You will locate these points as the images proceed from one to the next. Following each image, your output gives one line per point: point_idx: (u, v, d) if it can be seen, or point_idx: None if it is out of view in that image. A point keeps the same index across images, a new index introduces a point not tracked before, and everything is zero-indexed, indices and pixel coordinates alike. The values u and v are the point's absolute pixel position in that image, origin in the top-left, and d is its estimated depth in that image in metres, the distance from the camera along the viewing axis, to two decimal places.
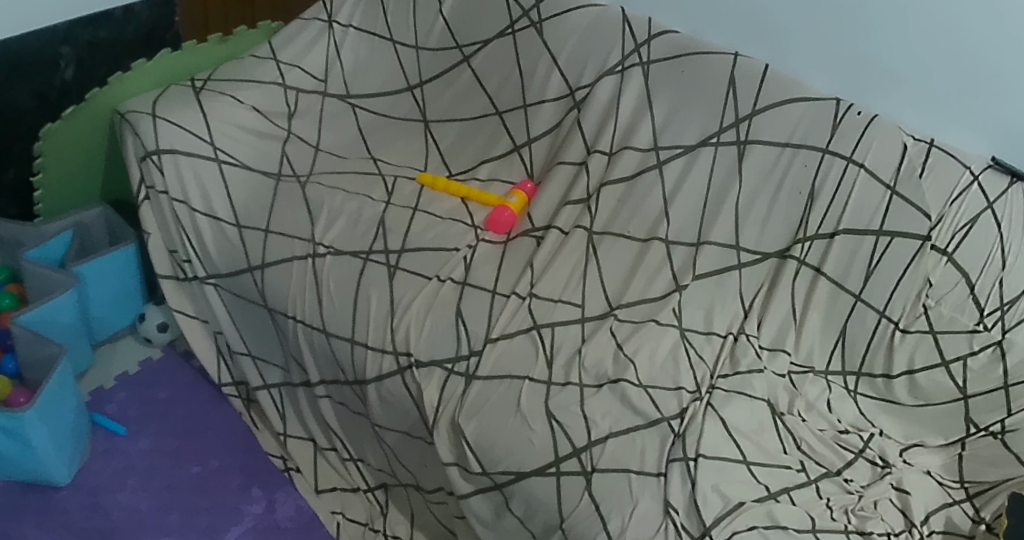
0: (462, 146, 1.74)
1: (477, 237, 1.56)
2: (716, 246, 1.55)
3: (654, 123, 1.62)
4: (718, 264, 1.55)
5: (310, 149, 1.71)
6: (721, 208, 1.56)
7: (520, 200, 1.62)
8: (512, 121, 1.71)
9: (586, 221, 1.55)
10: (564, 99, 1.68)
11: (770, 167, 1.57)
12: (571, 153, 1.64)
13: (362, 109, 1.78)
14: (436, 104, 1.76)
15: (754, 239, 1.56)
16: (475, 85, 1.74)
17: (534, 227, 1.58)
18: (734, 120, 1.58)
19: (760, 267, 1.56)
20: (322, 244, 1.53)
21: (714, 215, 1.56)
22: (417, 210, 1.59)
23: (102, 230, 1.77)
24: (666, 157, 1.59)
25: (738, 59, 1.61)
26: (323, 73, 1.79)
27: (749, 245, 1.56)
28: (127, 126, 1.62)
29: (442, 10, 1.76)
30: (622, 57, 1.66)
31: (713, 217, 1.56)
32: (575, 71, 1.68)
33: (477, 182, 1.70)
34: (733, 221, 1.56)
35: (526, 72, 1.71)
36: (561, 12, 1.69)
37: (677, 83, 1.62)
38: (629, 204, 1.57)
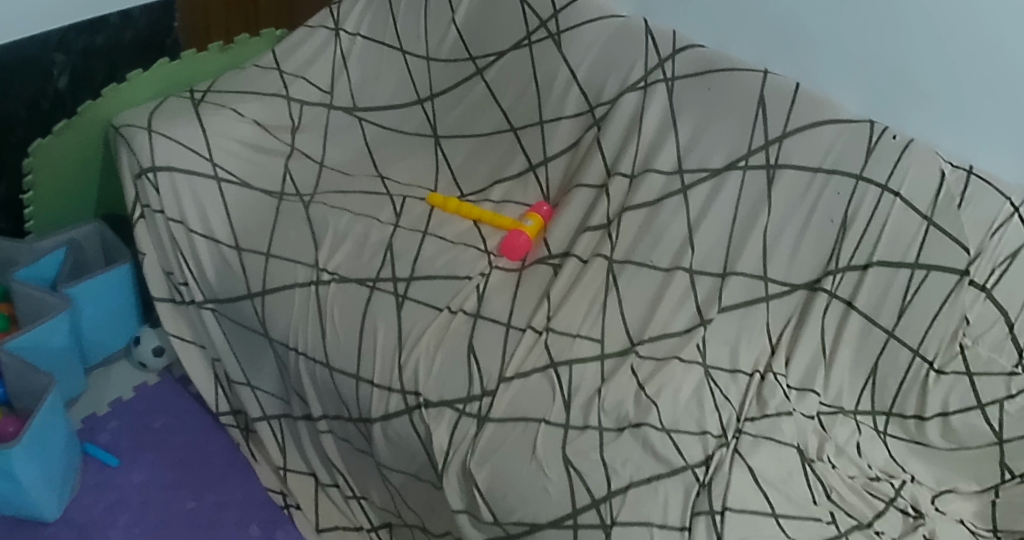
0: (474, 164, 1.64)
1: (491, 264, 1.47)
2: (743, 278, 1.46)
3: (679, 145, 1.52)
4: (745, 296, 1.46)
5: (314, 165, 1.62)
6: (749, 237, 1.47)
7: (536, 224, 1.53)
8: (527, 138, 1.61)
9: (606, 249, 1.46)
10: (582, 116, 1.59)
11: (802, 194, 1.48)
12: (589, 174, 1.54)
13: (370, 123, 1.69)
14: (448, 118, 1.67)
15: (783, 270, 1.47)
16: (489, 99, 1.65)
17: (551, 254, 1.49)
18: (764, 142, 1.49)
19: (789, 299, 1.47)
20: (326, 270, 1.44)
21: (742, 245, 1.47)
22: (427, 234, 1.50)
23: (97, 247, 1.69)
24: (691, 181, 1.50)
25: (768, 76, 1.52)
26: (329, 84, 1.70)
27: (778, 276, 1.47)
28: (122, 141, 1.54)
29: (455, 19, 1.67)
30: (645, 73, 1.57)
31: (740, 247, 1.47)
32: (595, 86, 1.59)
33: (489, 203, 1.60)
34: (761, 251, 1.47)
35: (543, 87, 1.61)
36: (580, 22, 1.60)
37: (704, 101, 1.53)
38: (652, 231, 1.47)
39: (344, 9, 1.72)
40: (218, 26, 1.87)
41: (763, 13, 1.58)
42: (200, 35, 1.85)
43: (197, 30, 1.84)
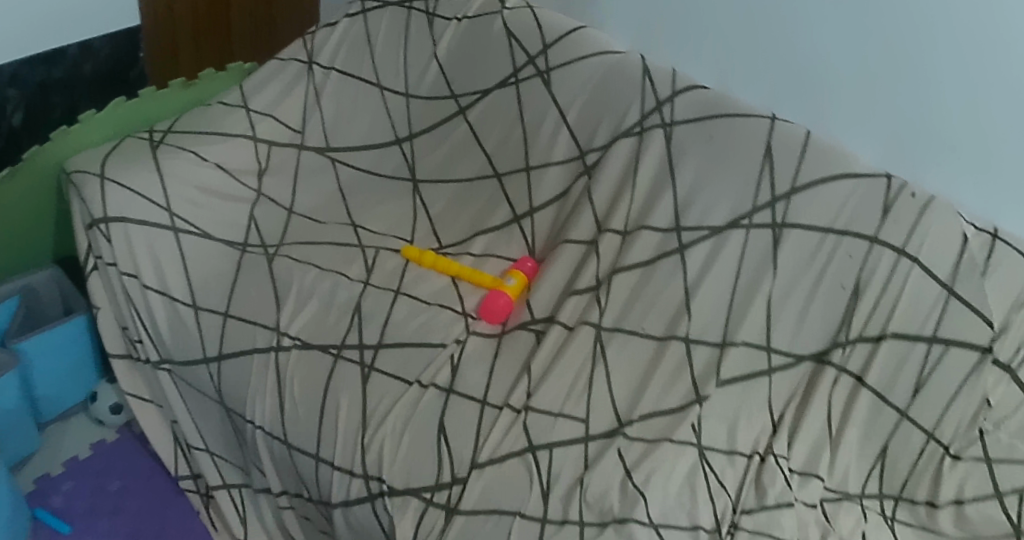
0: (455, 212, 1.52)
1: (467, 329, 1.34)
2: (743, 348, 1.34)
3: (676, 198, 1.38)
4: (746, 367, 1.34)
5: (282, 212, 1.51)
6: (752, 303, 1.34)
7: (518, 282, 1.39)
8: (512, 185, 1.48)
9: (593, 315, 1.32)
10: (573, 162, 1.46)
11: (810, 256, 1.34)
12: (579, 229, 1.40)
13: (344, 164, 1.57)
14: (427, 161, 1.55)
15: (787, 339, 1.35)
16: (472, 141, 1.52)
17: (534, 319, 1.35)
18: (770, 198, 1.35)
19: (793, 371, 1.35)
20: (287, 334, 1.32)
21: (743, 311, 1.34)
22: (399, 293, 1.38)
23: (54, 296, 1.58)
24: (690, 240, 1.36)
25: (775, 122, 1.39)
26: (301, 123, 1.59)
27: (781, 346, 1.35)
28: (72, 189, 1.42)
29: (437, 53, 1.55)
30: (641, 117, 1.43)
31: (742, 314, 1.34)
32: (587, 130, 1.46)
33: (470, 257, 1.46)
34: (765, 319, 1.34)
35: (530, 129, 1.49)
36: (572, 60, 1.48)
37: (705, 150, 1.39)
38: (645, 295, 1.34)
39: (318, 41, 1.60)
40: (189, 56, 1.71)
41: (774, 51, 1.44)
42: (168, 64, 1.69)
43: (165, 58, 1.68)
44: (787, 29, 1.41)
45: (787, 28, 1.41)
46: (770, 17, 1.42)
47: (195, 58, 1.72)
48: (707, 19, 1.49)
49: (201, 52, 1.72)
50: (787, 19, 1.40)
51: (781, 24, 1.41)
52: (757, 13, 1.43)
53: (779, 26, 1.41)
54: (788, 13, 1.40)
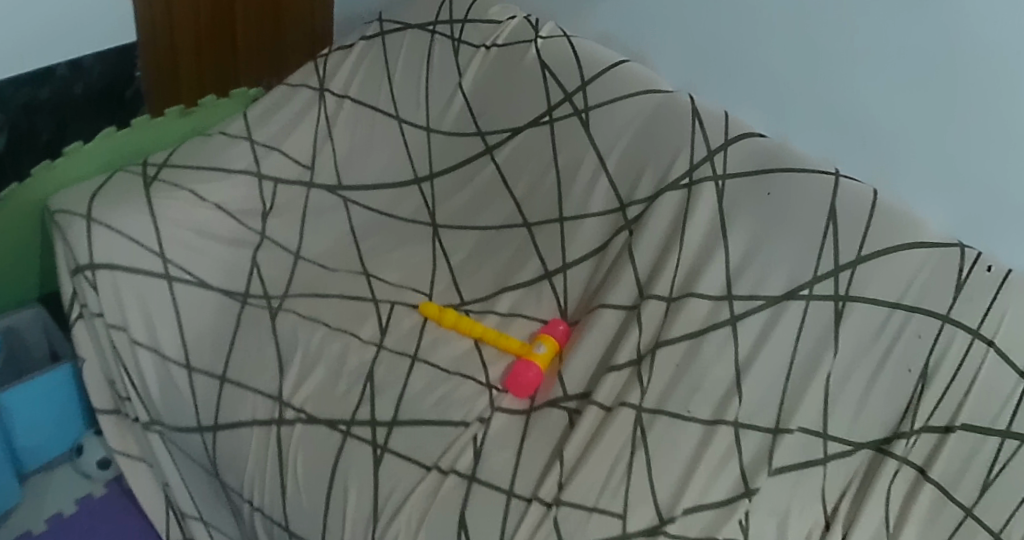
0: (479, 263, 1.37)
1: (492, 405, 1.21)
2: (797, 434, 1.19)
3: (728, 262, 1.23)
4: (802, 455, 1.20)
5: (289, 256, 1.38)
6: (809, 387, 1.19)
7: (549, 350, 1.25)
8: (543, 237, 1.34)
9: (634, 396, 1.18)
10: (611, 214, 1.31)
11: (875, 334, 1.19)
12: (619, 293, 1.26)
13: (356, 204, 1.44)
14: (449, 205, 1.41)
15: (845, 426, 1.20)
16: (499, 185, 1.38)
17: (568, 396, 1.21)
18: (833, 266, 1.20)
19: (849, 461, 1.21)
20: (290, 405, 1.18)
21: (800, 394, 1.20)
22: (416, 358, 1.24)
23: (39, 338, 1.45)
24: (742, 311, 1.21)
25: (840, 180, 1.23)
26: (310, 157, 1.44)
27: (839, 433, 1.20)
28: (56, 231, 1.28)
29: (462, 84, 1.41)
30: (690, 168, 1.28)
31: (799, 398, 1.20)
32: (628, 180, 1.31)
33: (494, 317, 1.32)
34: (822, 403, 1.20)
35: (565, 175, 1.34)
36: (614, 98, 1.33)
37: (761, 208, 1.23)
38: (691, 372, 1.20)
39: (331, 67, 1.47)
40: (191, 80, 1.57)
41: (837, 98, 1.28)
42: (168, 88, 1.54)
43: (165, 81, 1.53)
44: (850, 76, 1.26)
45: (850, 76, 1.26)
46: (831, 62, 1.27)
47: (196, 82, 1.57)
48: (764, 61, 1.33)
49: (205, 76, 1.58)
50: (851, 65, 1.25)
51: (844, 71, 1.26)
52: (818, 57, 1.28)
53: (840, 73, 1.26)
54: (852, 59, 1.25)
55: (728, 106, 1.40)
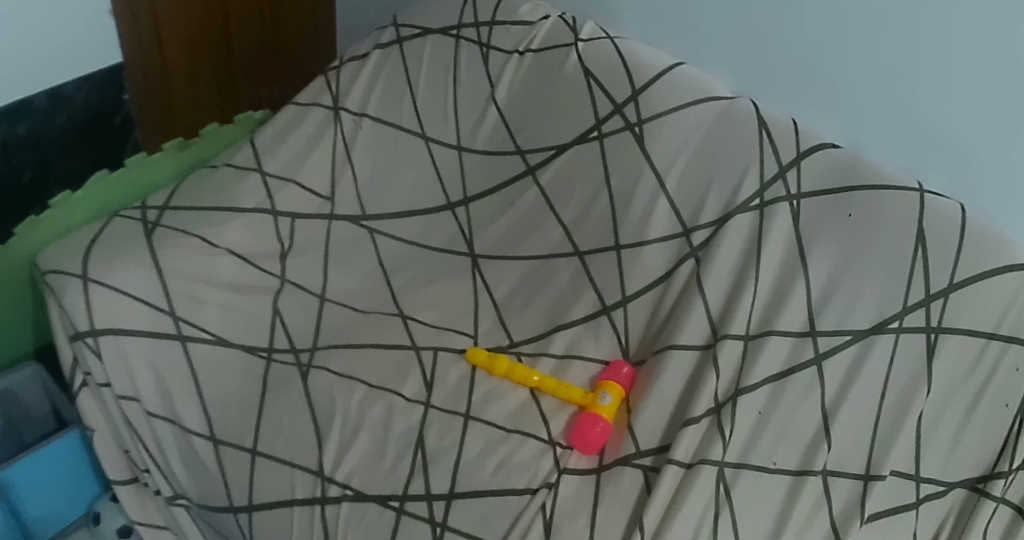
0: (528, 298, 1.25)
1: (558, 467, 1.09)
2: (890, 479, 1.05)
3: (809, 296, 1.07)
4: (889, 502, 1.05)
5: (314, 299, 1.25)
6: (900, 433, 1.03)
7: (614, 400, 1.12)
8: (597, 268, 1.21)
9: (717, 451, 1.05)
10: (674, 240, 1.16)
11: (965, 371, 1.02)
12: (689, 333, 1.12)
13: (384, 235, 1.31)
14: (488, 232, 1.27)
15: (937, 465, 1.04)
16: (544, 210, 1.24)
17: (642, 452, 1.09)
18: (924, 295, 1.02)
19: (942, 503, 1.05)
20: (333, 480, 1.06)
21: (892, 439, 1.04)
22: (469, 418, 1.12)
23: (40, 397, 1.32)
24: (828, 349, 1.05)
25: (926, 196, 1.05)
26: (330, 188, 1.30)
27: (932, 473, 1.04)
28: (52, 295, 1.14)
29: (495, 96, 1.26)
30: (760, 187, 1.11)
31: (890, 443, 1.04)
32: (691, 202, 1.16)
33: (550, 360, 1.20)
34: (913, 446, 1.04)
35: (618, 199, 1.19)
36: (665, 112, 1.17)
37: (842, 231, 1.06)
38: (775, 421, 1.06)
39: (344, 82, 1.32)
40: (184, 94, 1.45)
41: (914, 99, 1.06)
42: (160, 106, 1.42)
43: (157, 99, 1.41)
44: (928, 72, 1.03)
45: (928, 71, 1.03)
46: (902, 54, 1.04)
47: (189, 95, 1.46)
48: (823, 54, 1.11)
49: (198, 87, 1.46)
50: (928, 59, 1.02)
51: (923, 64, 1.03)
52: (886, 48, 1.05)
53: (917, 67, 1.04)
54: (929, 51, 1.02)
55: (782, 108, 1.18)
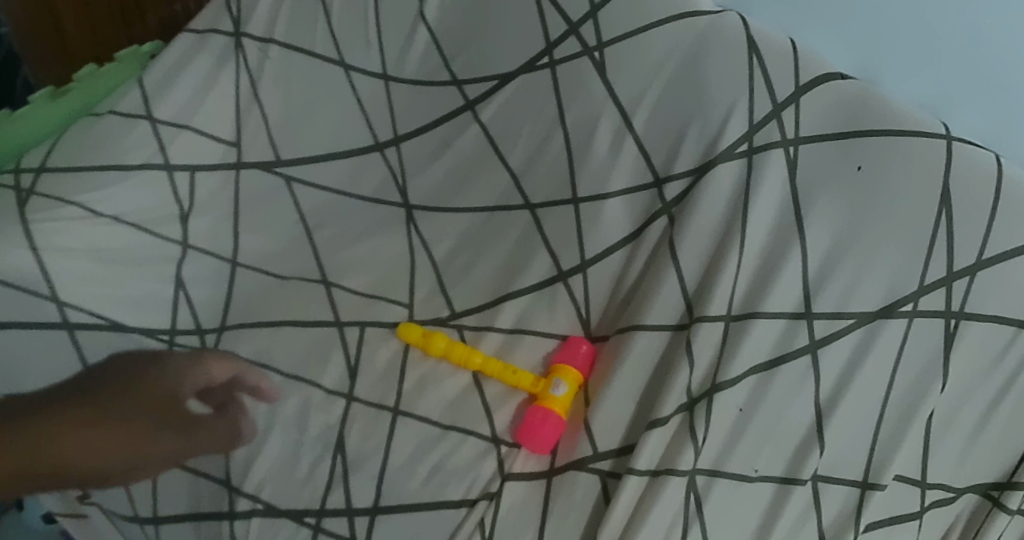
0: (472, 258, 1.05)
1: (501, 472, 0.94)
2: (890, 486, 0.91)
3: (806, 269, 0.87)
4: (888, 511, 0.92)
5: (224, 265, 1.08)
6: (906, 436, 0.86)
7: (569, 391, 0.95)
8: (553, 222, 1.00)
9: (688, 455, 0.88)
10: (644, 191, 0.94)
11: (991, 363, 0.83)
12: (658, 309, 0.92)
13: (303, 183, 1.10)
14: (423, 179, 1.06)
15: (947, 472, 0.88)
16: (488, 152, 1.02)
17: (600, 455, 0.92)
18: (945, 274, 0.82)
19: (949, 510, 0.91)
20: (243, 492, 0.92)
21: (895, 443, 0.87)
22: (398, 413, 0.97)
23: None
24: (827, 335, 0.86)
25: (954, 143, 0.81)
26: (235, 132, 1.09)
27: (940, 479, 0.89)
28: None
29: (424, 14, 1.02)
30: (748, 130, 0.88)
31: (893, 445, 0.87)
32: (665, 144, 0.92)
33: (498, 336, 1.03)
34: (919, 448, 0.88)
35: (577, 141, 0.96)
36: (630, 32, 0.91)
37: (847, 187, 0.84)
38: (759, 419, 0.89)
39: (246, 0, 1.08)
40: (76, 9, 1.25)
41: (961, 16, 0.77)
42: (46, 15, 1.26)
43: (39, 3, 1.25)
44: None
45: None
46: None
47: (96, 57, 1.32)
48: None
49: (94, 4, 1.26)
50: None
51: None
52: None
53: None
54: None
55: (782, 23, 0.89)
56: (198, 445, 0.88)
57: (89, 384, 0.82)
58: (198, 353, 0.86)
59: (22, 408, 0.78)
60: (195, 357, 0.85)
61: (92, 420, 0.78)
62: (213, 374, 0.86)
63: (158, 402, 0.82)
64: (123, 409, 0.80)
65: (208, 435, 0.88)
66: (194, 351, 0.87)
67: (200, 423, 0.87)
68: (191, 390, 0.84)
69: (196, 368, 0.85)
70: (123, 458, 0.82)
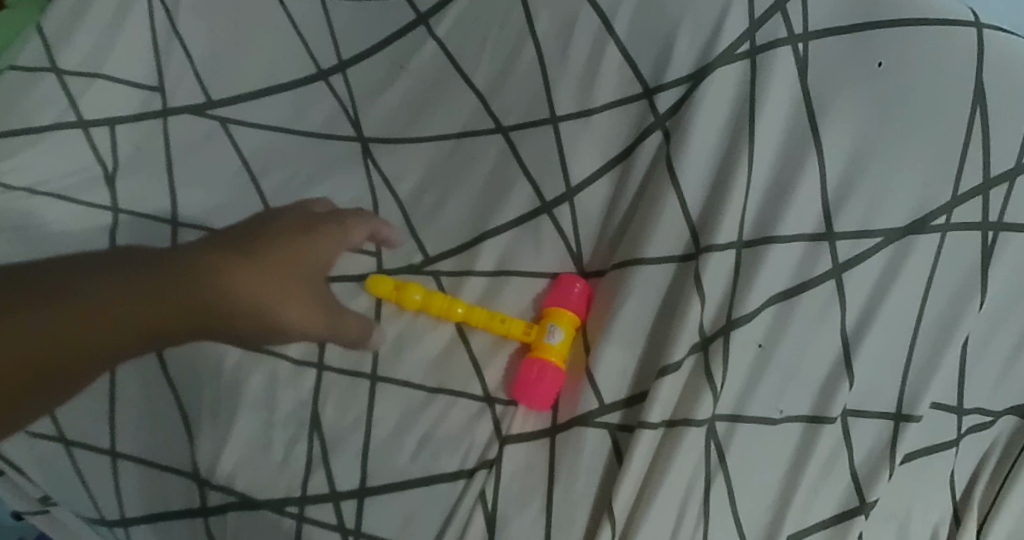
0: (442, 194, 0.91)
1: (501, 435, 0.85)
2: (929, 413, 0.89)
3: (826, 184, 0.75)
4: (925, 440, 0.91)
5: (164, 228, 0.93)
6: (942, 360, 0.81)
7: (566, 338, 0.84)
8: (531, 147, 0.86)
9: (706, 402, 0.80)
10: (634, 104, 0.80)
11: None
12: (660, 240, 0.80)
13: (241, 125, 0.95)
14: (377, 109, 0.92)
15: (986, 394, 0.89)
16: (449, 73, 0.88)
17: (606, 408, 0.82)
18: (982, 179, 0.74)
19: (986, 434, 0.93)
20: (214, 484, 0.83)
21: (930, 367, 0.81)
22: (377, 380, 0.87)
23: None
24: (853, 255, 0.77)
25: (985, 30, 0.71)
26: (155, 76, 0.95)
27: (979, 404, 0.89)
28: None
29: None
30: (750, 26, 0.74)
31: (929, 373, 0.81)
32: (653, 46, 0.78)
33: (480, 279, 0.90)
34: (957, 372, 0.87)
35: (551, 52, 0.82)
36: None
37: (867, 87, 0.73)
38: (781, 354, 0.80)
39: None
40: None
41: None
42: None
43: None
44: None
45: None
46: None
47: None
48: None
49: None
50: None
51: None
52: None
53: None
54: None
55: None
56: (331, 335, 0.74)
57: (242, 237, 0.68)
58: (337, 214, 0.77)
59: (166, 247, 0.62)
60: (334, 217, 0.76)
61: (253, 270, 0.64)
62: (353, 237, 0.76)
63: (301, 266, 0.70)
64: (281, 253, 0.68)
65: (348, 322, 0.76)
66: (333, 209, 0.78)
67: (331, 309, 0.74)
68: (336, 254, 0.74)
69: (338, 222, 0.75)
70: (277, 324, 0.67)
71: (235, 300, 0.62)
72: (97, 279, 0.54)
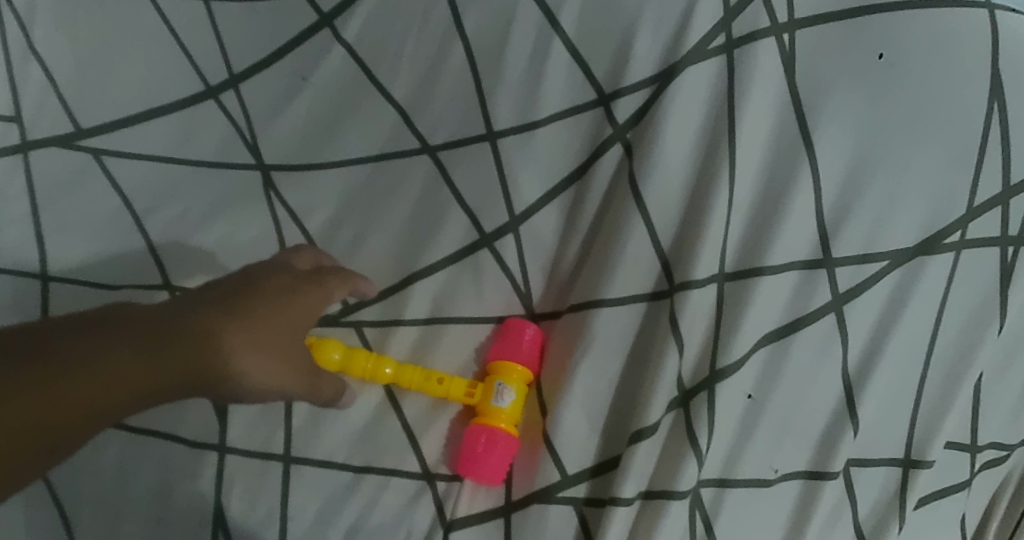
0: (362, 226, 0.76)
1: (448, 517, 0.72)
2: (942, 455, 0.77)
3: (820, 202, 0.62)
4: (939, 484, 0.79)
5: (32, 284, 0.78)
6: (957, 400, 0.69)
7: (517, 398, 0.70)
8: (465, 170, 0.72)
9: (692, 468, 0.66)
10: (586, 114, 0.67)
11: None
12: (625, 277, 0.66)
13: (117, 155, 0.79)
14: (279, 129, 0.76)
15: (1000, 426, 0.77)
16: (363, 84, 0.73)
17: (570, 481, 0.68)
18: (999, 186, 0.62)
19: (1000, 468, 0.81)
20: None
21: (943, 408, 0.69)
22: (292, 462, 0.72)
23: None
24: (855, 285, 0.64)
25: (997, 12, 0.60)
26: (10, 102, 0.79)
27: (993, 439, 0.78)
28: None
29: None
30: (723, 15, 0.61)
31: (941, 414, 0.69)
32: (605, 46, 0.64)
33: (413, 329, 0.76)
34: (971, 406, 0.75)
35: (483, 56, 0.68)
36: None
37: (867, 86, 0.59)
38: (773, 405, 0.67)
39: None
40: None
41: None
42: None
43: None
44: None
45: None
46: None
47: None
48: None
49: None
50: None
51: None
52: None
53: None
54: None
55: None
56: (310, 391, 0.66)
57: (232, 291, 0.64)
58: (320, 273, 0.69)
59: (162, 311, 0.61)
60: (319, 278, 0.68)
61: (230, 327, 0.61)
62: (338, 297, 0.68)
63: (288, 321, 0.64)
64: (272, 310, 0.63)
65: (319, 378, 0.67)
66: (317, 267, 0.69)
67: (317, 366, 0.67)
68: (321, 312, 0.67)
69: (326, 274, 0.68)
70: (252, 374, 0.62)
71: (211, 359, 0.59)
72: (84, 342, 0.54)
